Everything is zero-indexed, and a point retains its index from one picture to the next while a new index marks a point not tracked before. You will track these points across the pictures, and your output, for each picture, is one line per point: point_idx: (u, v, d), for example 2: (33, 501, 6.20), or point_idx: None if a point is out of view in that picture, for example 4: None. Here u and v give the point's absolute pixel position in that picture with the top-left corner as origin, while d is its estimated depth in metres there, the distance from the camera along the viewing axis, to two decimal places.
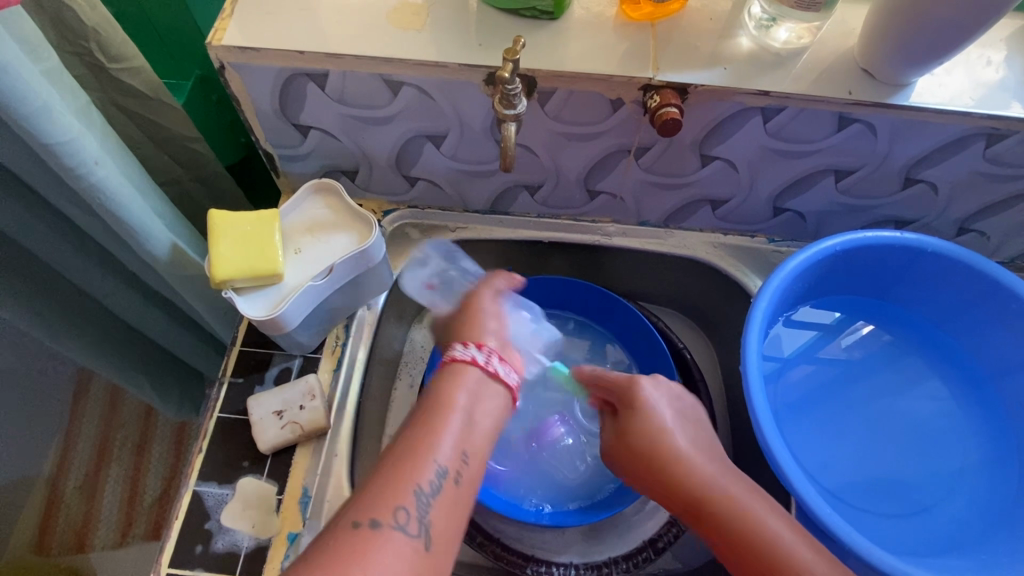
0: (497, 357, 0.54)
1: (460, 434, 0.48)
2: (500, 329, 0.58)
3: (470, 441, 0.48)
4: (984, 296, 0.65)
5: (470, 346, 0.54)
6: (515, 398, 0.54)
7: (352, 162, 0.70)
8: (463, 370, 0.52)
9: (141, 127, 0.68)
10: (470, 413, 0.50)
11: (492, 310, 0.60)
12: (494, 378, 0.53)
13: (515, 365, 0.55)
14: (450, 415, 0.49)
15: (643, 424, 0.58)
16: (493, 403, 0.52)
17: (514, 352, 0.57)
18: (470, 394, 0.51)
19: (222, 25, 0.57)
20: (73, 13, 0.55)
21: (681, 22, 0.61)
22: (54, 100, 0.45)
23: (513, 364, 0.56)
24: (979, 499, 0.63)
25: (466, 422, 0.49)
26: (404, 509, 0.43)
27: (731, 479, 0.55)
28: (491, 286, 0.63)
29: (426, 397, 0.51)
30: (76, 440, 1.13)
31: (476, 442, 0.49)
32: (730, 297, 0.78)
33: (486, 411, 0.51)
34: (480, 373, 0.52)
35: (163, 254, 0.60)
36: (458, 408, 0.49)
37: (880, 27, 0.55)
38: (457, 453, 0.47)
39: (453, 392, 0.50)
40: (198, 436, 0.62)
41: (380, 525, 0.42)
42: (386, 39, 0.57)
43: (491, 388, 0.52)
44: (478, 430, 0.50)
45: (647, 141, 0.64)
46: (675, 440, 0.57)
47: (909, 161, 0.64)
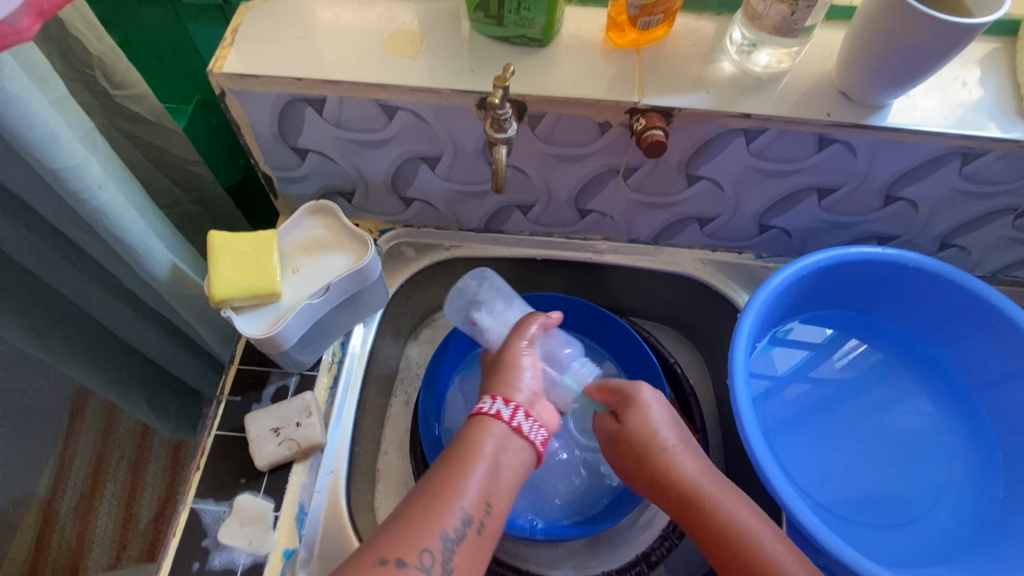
0: (525, 413, 0.56)
1: (487, 481, 0.52)
2: (535, 381, 0.59)
3: (494, 490, 0.52)
4: (966, 310, 0.66)
5: (498, 399, 0.56)
6: (539, 454, 0.56)
7: (349, 183, 0.72)
8: (488, 423, 0.55)
9: (143, 151, 0.70)
10: (496, 461, 0.53)
11: (529, 361, 0.60)
12: (521, 434, 0.55)
13: (544, 421, 0.57)
14: (477, 464, 0.52)
15: (637, 427, 0.59)
16: (519, 457, 0.55)
17: (546, 406, 0.59)
18: (497, 444, 0.54)
19: (224, 53, 0.59)
20: (79, 42, 0.57)
21: (666, 48, 0.63)
22: (62, 127, 0.47)
23: (542, 420, 0.57)
24: (967, 509, 0.64)
25: (491, 472, 0.52)
26: (429, 552, 0.47)
27: (706, 476, 0.57)
28: (526, 336, 0.62)
29: (456, 444, 0.54)
30: (70, 463, 1.14)
31: (499, 491, 0.52)
32: (719, 312, 0.80)
33: (511, 462, 0.54)
34: (507, 427, 0.55)
35: (164, 274, 0.62)
36: (484, 456, 0.52)
37: (855, 52, 0.57)
38: (481, 501, 0.51)
39: (481, 442, 0.53)
40: (196, 454, 0.62)
41: (406, 566, 0.46)
42: (382, 67, 0.59)
43: (518, 443, 0.55)
44: (501, 480, 0.53)
45: (635, 162, 0.66)
46: (662, 440, 0.58)
47: (889, 179, 0.66)
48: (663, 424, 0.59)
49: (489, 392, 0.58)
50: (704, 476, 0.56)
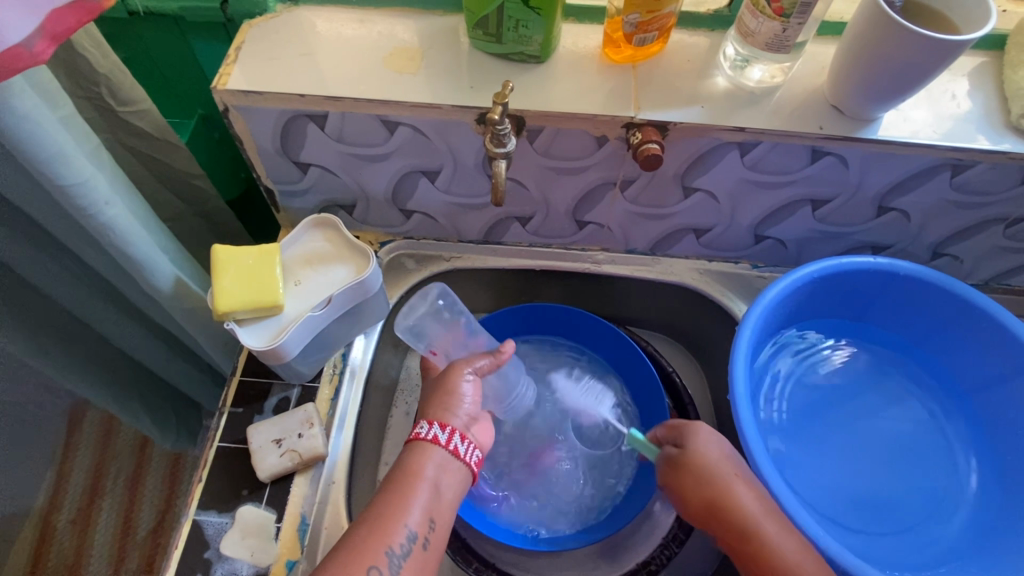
0: (460, 436, 0.57)
1: (427, 502, 0.53)
2: (474, 405, 0.60)
3: (436, 509, 0.54)
4: (957, 316, 0.68)
5: (434, 424, 0.57)
6: (475, 473, 0.58)
7: (350, 197, 0.73)
8: (427, 449, 0.56)
9: (146, 165, 0.71)
10: (436, 483, 0.54)
11: (470, 388, 0.61)
12: (459, 456, 0.57)
13: (478, 442, 0.59)
14: (419, 486, 0.53)
15: (698, 463, 0.60)
16: (456, 478, 0.56)
17: (481, 426, 0.61)
18: (437, 466, 0.55)
19: (227, 70, 0.60)
20: (86, 61, 0.58)
21: (661, 64, 0.64)
22: (70, 145, 0.48)
23: (476, 441, 0.59)
24: (966, 515, 0.65)
25: (432, 493, 0.54)
26: (377, 569, 0.49)
27: (766, 513, 0.56)
28: (474, 364, 0.63)
29: (397, 467, 0.55)
30: (68, 474, 1.13)
31: (442, 509, 0.54)
32: (717, 322, 0.81)
33: (450, 482, 0.56)
34: (444, 451, 0.56)
35: (168, 287, 0.62)
36: (426, 479, 0.54)
37: (845, 67, 0.58)
38: (425, 520, 0.52)
39: (421, 465, 0.55)
40: (198, 466, 0.63)
41: None
42: (383, 83, 0.60)
43: (456, 464, 0.56)
44: (444, 499, 0.55)
45: (632, 174, 0.67)
46: (725, 476, 0.59)
47: (881, 191, 0.67)
48: (720, 457, 0.60)
49: (425, 416, 0.59)
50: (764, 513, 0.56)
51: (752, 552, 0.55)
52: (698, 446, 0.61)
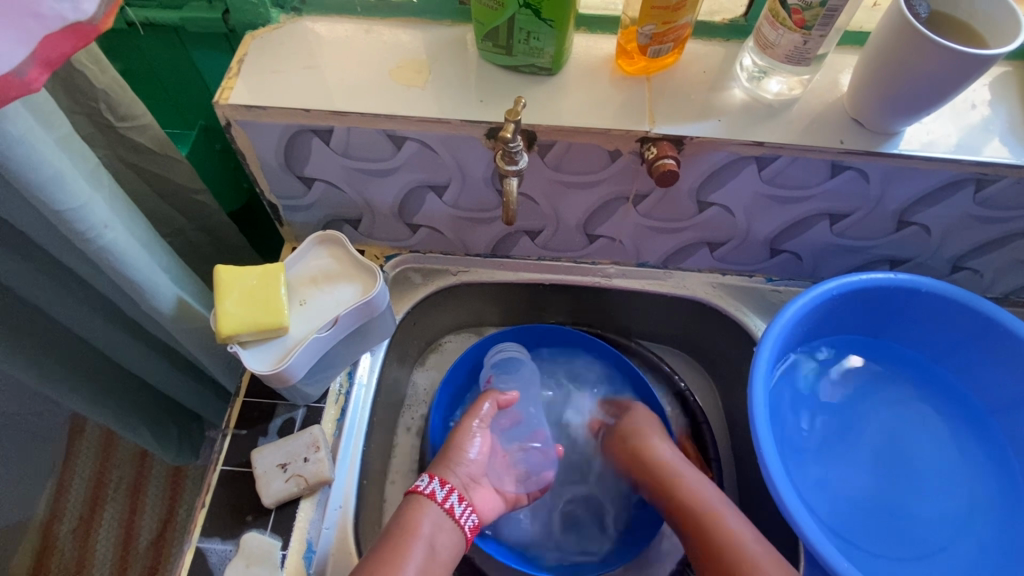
0: (456, 496, 0.63)
1: (422, 560, 0.56)
2: (475, 467, 0.68)
3: (431, 566, 0.57)
4: (978, 333, 0.66)
5: (434, 479, 0.63)
6: (467, 539, 0.62)
7: (355, 211, 0.71)
8: (423, 503, 0.61)
9: (146, 181, 0.69)
10: (430, 541, 0.58)
11: (477, 444, 0.68)
12: (453, 516, 0.61)
13: (475, 505, 0.65)
14: (415, 542, 0.57)
15: (656, 447, 0.70)
16: (450, 538, 0.60)
17: (480, 492, 0.67)
18: (432, 524, 0.60)
19: (229, 84, 0.59)
20: (84, 76, 0.56)
21: (675, 75, 0.62)
22: (67, 168, 0.46)
23: (473, 505, 0.65)
24: (989, 537, 0.63)
25: (428, 550, 0.57)
26: None
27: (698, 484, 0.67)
28: (480, 417, 0.70)
29: (395, 522, 0.59)
30: (69, 484, 1.12)
31: (436, 566, 0.57)
32: (730, 337, 0.79)
33: (444, 542, 0.60)
34: (439, 507, 0.61)
35: (169, 308, 0.61)
36: (421, 536, 0.58)
37: (867, 80, 0.56)
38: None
39: (418, 522, 0.59)
40: (201, 490, 0.61)
41: None
42: (390, 97, 0.58)
43: (450, 524, 0.61)
44: (437, 558, 0.58)
45: (645, 189, 0.65)
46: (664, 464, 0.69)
47: (902, 205, 0.65)
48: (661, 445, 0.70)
49: (428, 473, 0.65)
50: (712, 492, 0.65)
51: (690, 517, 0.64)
52: (650, 435, 0.71)
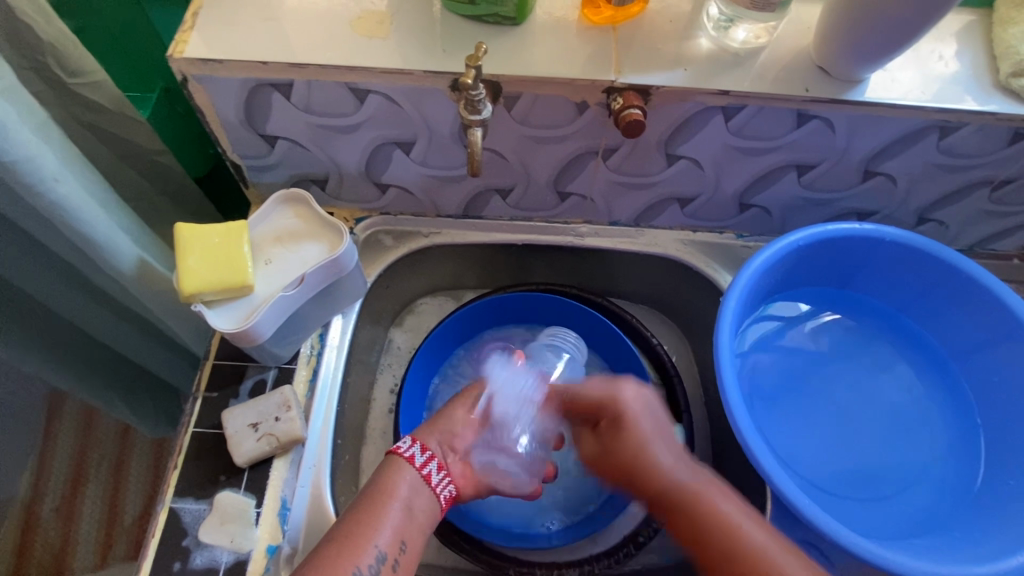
0: (436, 466, 0.58)
1: (398, 524, 0.54)
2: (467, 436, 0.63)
3: (407, 530, 0.54)
4: (941, 281, 0.67)
5: (415, 444, 0.59)
6: (444, 507, 0.59)
7: (322, 171, 0.70)
8: (401, 468, 0.57)
9: (103, 141, 0.68)
10: (408, 504, 0.55)
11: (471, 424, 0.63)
12: (430, 483, 0.57)
13: (453, 476, 0.60)
14: (390, 506, 0.54)
15: (640, 422, 0.59)
16: (428, 503, 0.57)
17: (461, 465, 0.62)
18: (411, 487, 0.56)
19: (184, 37, 0.57)
20: (29, 28, 0.54)
21: (642, 25, 0.62)
22: (11, 118, 0.45)
23: (452, 475, 0.60)
24: (947, 479, 0.65)
25: (404, 514, 0.54)
26: None
27: (686, 470, 0.57)
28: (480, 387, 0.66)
29: (373, 483, 0.56)
30: (49, 461, 1.07)
31: (412, 530, 0.54)
32: (702, 293, 0.80)
33: (421, 507, 0.56)
34: (417, 474, 0.57)
35: (131, 269, 0.60)
36: (398, 498, 0.55)
37: (833, 25, 0.56)
38: (395, 540, 0.53)
39: (396, 484, 0.56)
40: (173, 452, 0.61)
41: None
42: (350, 48, 0.57)
43: (427, 490, 0.57)
44: (416, 518, 0.55)
45: (614, 142, 0.65)
46: (654, 449, 0.58)
47: (867, 155, 0.66)
48: (654, 441, 0.58)
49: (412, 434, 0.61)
50: (691, 475, 0.56)
51: (675, 507, 0.55)
52: (628, 413, 0.60)
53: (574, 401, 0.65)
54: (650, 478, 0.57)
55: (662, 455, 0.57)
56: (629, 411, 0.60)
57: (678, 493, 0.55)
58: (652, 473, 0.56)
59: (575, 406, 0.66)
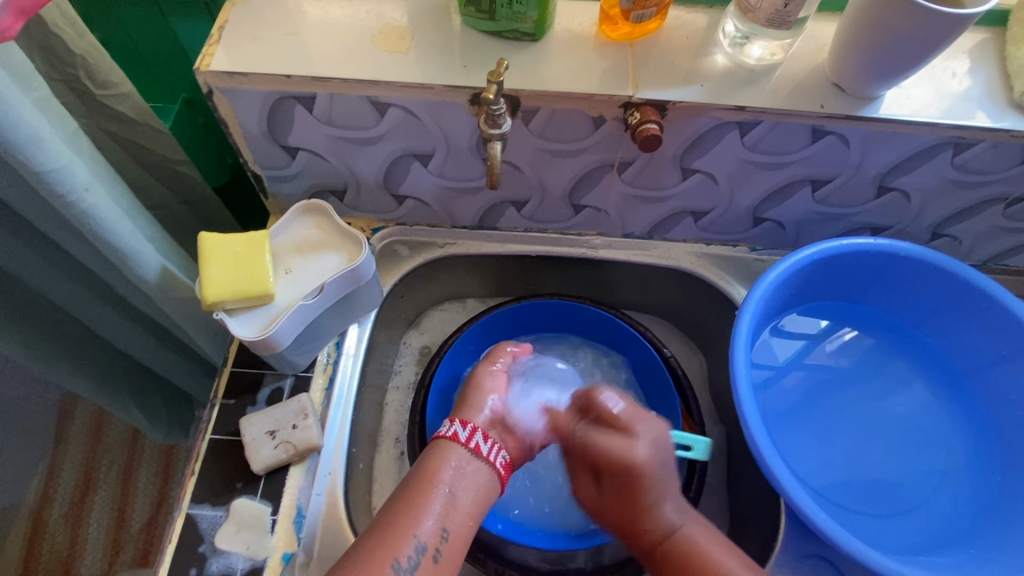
0: (481, 434, 0.60)
1: (441, 512, 0.54)
2: (499, 404, 0.65)
3: (451, 518, 0.54)
4: (955, 296, 0.67)
5: (457, 423, 0.61)
6: (501, 476, 0.59)
7: (341, 182, 0.71)
8: (450, 446, 0.58)
9: (128, 151, 0.69)
10: (452, 490, 0.55)
11: (496, 383, 0.66)
12: (480, 455, 0.59)
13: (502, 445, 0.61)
14: (432, 491, 0.54)
15: (608, 439, 0.60)
16: (476, 481, 0.57)
17: (507, 432, 0.64)
18: (454, 470, 0.57)
19: (210, 51, 0.58)
20: (61, 41, 0.56)
21: (659, 41, 0.63)
22: (45, 129, 0.46)
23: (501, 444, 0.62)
24: (963, 495, 0.65)
25: (448, 502, 0.55)
26: None
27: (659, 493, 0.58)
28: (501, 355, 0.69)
29: (418, 470, 0.57)
30: (59, 467, 1.07)
31: (456, 518, 0.54)
32: (714, 305, 0.80)
33: (467, 486, 0.56)
34: (464, 449, 0.58)
35: (154, 277, 0.61)
36: (442, 484, 0.55)
37: (848, 44, 0.57)
38: (438, 529, 0.53)
39: (439, 469, 0.56)
40: (190, 458, 0.62)
41: None
42: (373, 62, 0.58)
43: (477, 464, 0.58)
44: (460, 505, 0.55)
45: (629, 156, 0.66)
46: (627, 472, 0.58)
47: (882, 170, 0.66)
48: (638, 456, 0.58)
49: (451, 418, 0.63)
50: (654, 496, 0.58)
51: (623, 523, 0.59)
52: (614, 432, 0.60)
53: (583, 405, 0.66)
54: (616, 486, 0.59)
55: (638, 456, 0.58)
56: (632, 446, 0.59)
57: (625, 507, 0.58)
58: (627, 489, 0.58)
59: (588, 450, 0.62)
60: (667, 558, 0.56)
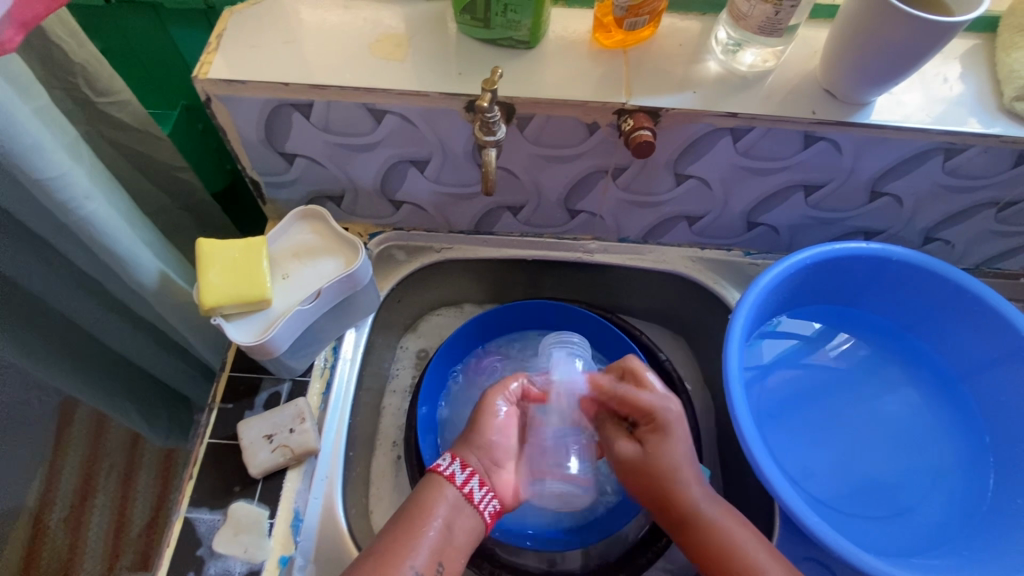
0: (478, 483, 0.59)
1: (437, 544, 0.54)
2: (502, 443, 0.63)
3: (446, 551, 0.55)
4: (947, 300, 0.68)
5: (456, 462, 0.59)
6: (489, 523, 0.59)
7: (338, 187, 0.72)
8: (442, 485, 0.57)
9: (128, 157, 0.70)
10: (448, 522, 0.56)
11: (503, 421, 0.64)
12: (473, 501, 0.58)
13: (496, 490, 0.60)
14: (429, 522, 0.55)
15: (640, 394, 0.61)
16: (469, 522, 0.57)
17: (504, 474, 0.62)
18: (451, 506, 0.57)
19: (208, 59, 0.59)
20: (62, 50, 0.56)
21: (652, 48, 0.63)
22: (46, 137, 0.47)
23: (495, 489, 0.61)
24: (956, 498, 0.65)
25: (443, 535, 0.55)
26: None
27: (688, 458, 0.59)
28: (506, 391, 0.65)
29: (414, 500, 0.57)
30: (58, 473, 1.06)
31: (451, 551, 0.55)
32: (710, 309, 0.80)
33: (461, 525, 0.57)
34: (458, 492, 0.57)
35: (152, 282, 0.62)
36: (438, 516, 0.55)
37: (839, 51, 0.57)
38: (433, 562, 0.53)
39: (436, 502, 0.56)
40: (189, 463, 0.62)
41: None
42: (369, 70, 0.59)
43: (469, 508, 0.58)
44: (455, 540, 0.55)
45: (624, 162, 0.66)
46: (665, 428, 0.60)
47: (874, 175, 0.67)
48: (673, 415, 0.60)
49: (451, 451, 0.61)
50: (685, 458, 0.59)
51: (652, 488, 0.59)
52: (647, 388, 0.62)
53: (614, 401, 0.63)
54: (653, 447, 0.60)
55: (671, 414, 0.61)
56: (666, 404, 0.61)
57: (658, 469, 0.59)
58: (661, 447, 0.59)
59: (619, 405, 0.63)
60: (699, 523, 0.57)
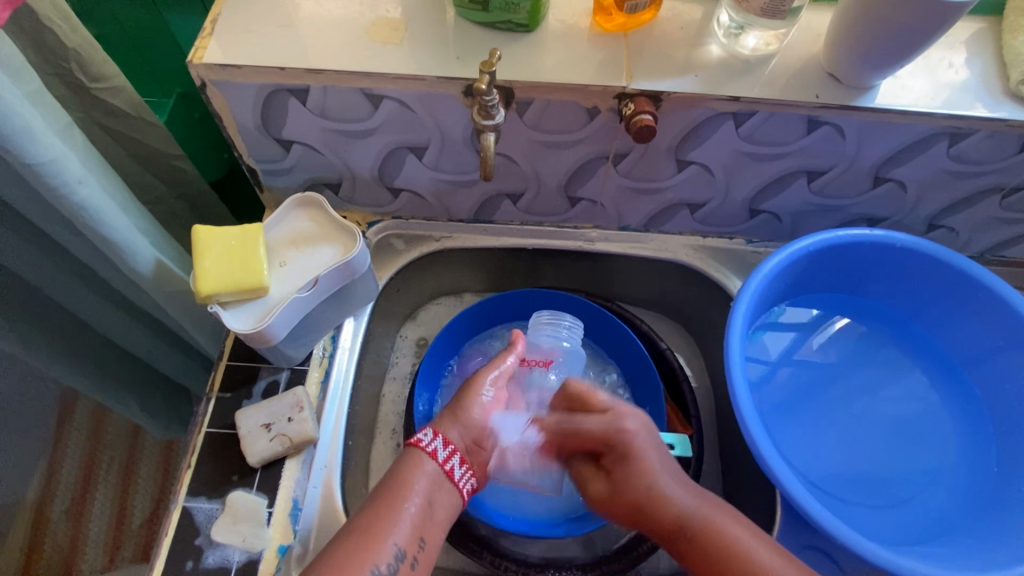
0: (457, 460, 0.58)
1: (418, 520, 0.54)
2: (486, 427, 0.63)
3: (426, 527, 0.54)
4: (950, 287, 0.67)
5: (438, 437, 0.59)
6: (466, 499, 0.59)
7: (335, 175, 0.71)
8: (422, 461, 0.57)
9: (124, 145, 0.69)
10: (428, 498, 0.55)
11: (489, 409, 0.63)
12: (452, 478, 0.58)
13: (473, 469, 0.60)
14: (411, 499, 0.54)
15: (594, 402, 0.63)
16: (449, 498, 0.57)
17: (483, 454, 0.63)
18: (431, 482, 0.56)
19: (203, 43, 0.58)
20: (53, 34, 0.56)
21: (654, 32, 0.62)
22: (37, 121, 0.46)
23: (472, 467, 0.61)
24: (958, 487, 0.65)
25: (425, 511, 0.55)
26: None
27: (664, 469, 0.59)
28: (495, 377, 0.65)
29: (390, 476, 0.56)
30: (59, 465, 1.04)
31: (431, 527, 0.55)
32: (711, 297, 0.80)
33: (443, 502, 0.57)
34: (439, 468, 0.57)
35: (148, 270, 0.61)
36: (418, 492, 0.55)
37: (844, 32, 0.56)
38: (415, 537, 0.53)
39: (415, 477, 0.56)
40: (186, 452, 0.62)
41: None
42: (366, 54, 0.58)
43: (449, 485, 0.57)
44: (435, 516, 0.55)
45: (624, 148, 0.65)
46: (627, 452, 0.60)
47: (878, 161, 0.66)
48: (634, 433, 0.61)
49: (431, 425, 0.60)
50: (658, 467, 0.58)
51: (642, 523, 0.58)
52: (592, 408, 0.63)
53: (575, 429, 0.63)
54: (621, 485, 0.59)
55: (632, 430, 0.61)
56: (621, 421, 0.61)
57: (637, 501, 0.58)
58: (631, 477, 0.59)
59: (576, 441, 0.64)
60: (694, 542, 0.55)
